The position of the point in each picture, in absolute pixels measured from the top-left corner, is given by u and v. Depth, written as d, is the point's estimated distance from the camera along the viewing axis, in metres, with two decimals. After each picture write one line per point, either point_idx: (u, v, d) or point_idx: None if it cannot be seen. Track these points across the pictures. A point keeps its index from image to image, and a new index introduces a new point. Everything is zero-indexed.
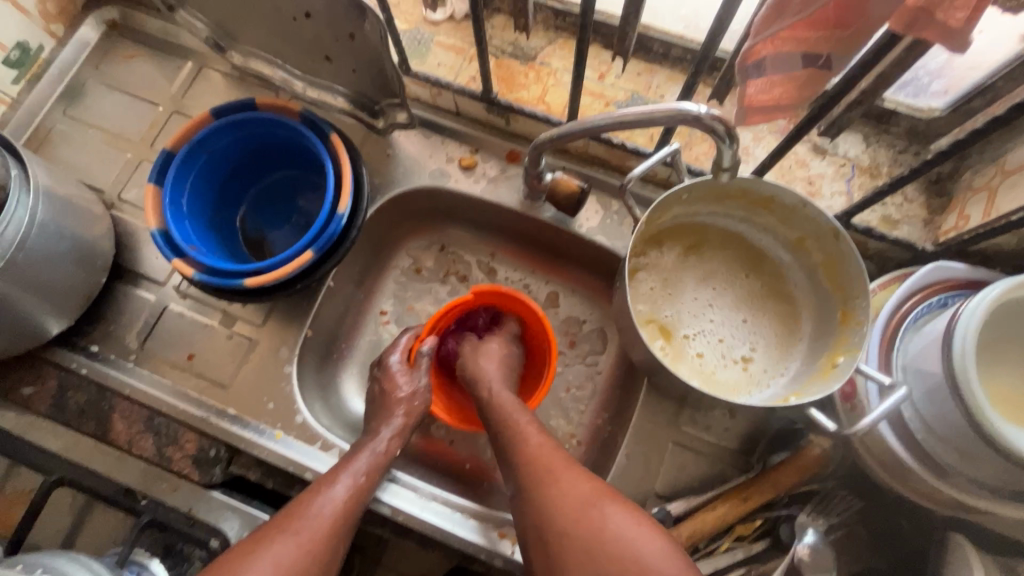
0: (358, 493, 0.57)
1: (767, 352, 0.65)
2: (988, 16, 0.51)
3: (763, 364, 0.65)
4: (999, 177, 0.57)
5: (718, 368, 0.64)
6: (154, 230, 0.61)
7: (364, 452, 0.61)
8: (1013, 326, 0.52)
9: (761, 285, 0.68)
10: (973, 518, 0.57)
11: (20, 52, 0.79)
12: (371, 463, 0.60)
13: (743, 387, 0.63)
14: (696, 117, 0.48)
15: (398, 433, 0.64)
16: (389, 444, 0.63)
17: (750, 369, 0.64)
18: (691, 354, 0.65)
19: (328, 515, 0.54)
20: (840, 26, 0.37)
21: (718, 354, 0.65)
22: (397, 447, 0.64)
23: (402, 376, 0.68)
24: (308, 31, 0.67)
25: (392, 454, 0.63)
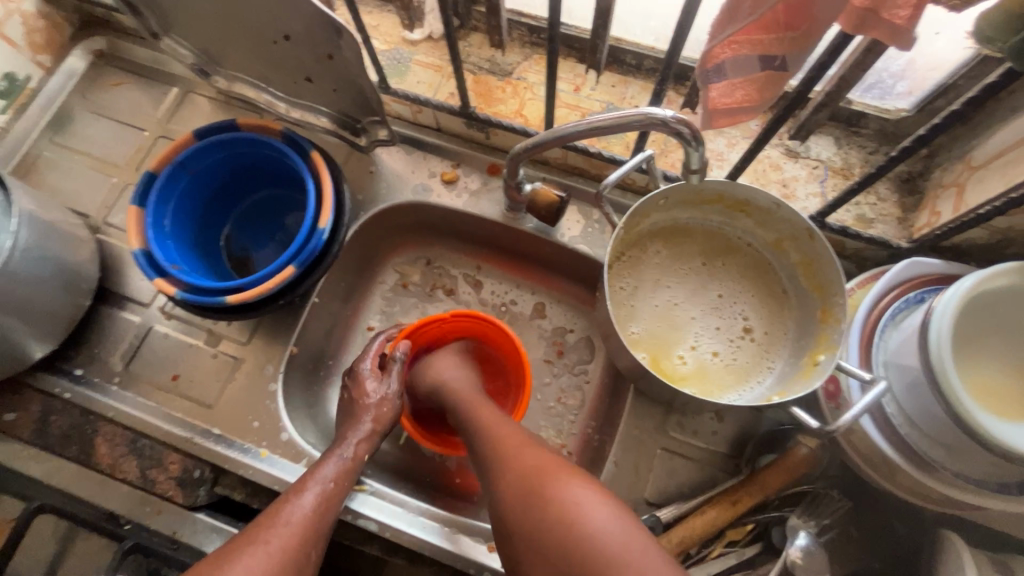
0: (327, 499, 0.57)
1: (764, 318, 0.67)
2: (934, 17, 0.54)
3: (765, 340, 0.65)
4: (967, 173, 0.58)
5: (738, 355, 0.65)
6: (137, 250, 0.62)
7: (331, 457, 0.61)
8: (991, 317, 0.52)
9: (736, 268, 0.69)
10: (964, 514, 0.57)
11: (7, 82, 0.80)
12: (339, 469, 0.60)
13: (755, 369, 0.64)
14: (663, 122, 0.49)
15: (369, 439, 0.64)
16: (358, 449, 0.63)
17: (761, 344, 0.65)
18: (706, 356, 0.65)
19: (297, 523, 0.54)
20: (790, 28, 0.38)
21: (729, 342, 0.66)
22: (366, 451, 0.64)
23: (371, 381, 0.67)
24: (288, 53, 0.69)
25: (361, 459, 0.63)
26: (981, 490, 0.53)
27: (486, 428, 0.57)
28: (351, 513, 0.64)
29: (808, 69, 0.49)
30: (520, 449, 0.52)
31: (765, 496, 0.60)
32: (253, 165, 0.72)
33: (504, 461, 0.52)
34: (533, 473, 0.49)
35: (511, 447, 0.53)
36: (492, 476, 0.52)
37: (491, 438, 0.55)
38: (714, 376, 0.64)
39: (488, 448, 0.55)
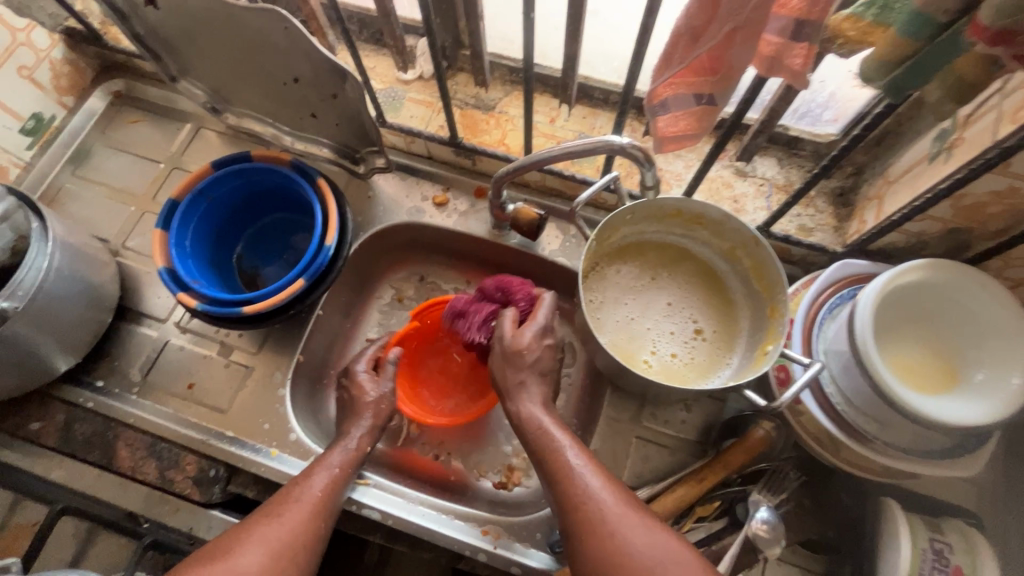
0: (334, 483, 0.64)
1: (711, 320, 0.75)
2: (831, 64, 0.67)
3: (714, 341, 0.74)
4: (885, 187, 0.68)
5: (694, 354, 0.73)
6: (161, 268, 0.69)
7: (337, 448, 0.67)
8: (907, 307, 0.62)
9: (683, 278, 0.77)
10: (902, 483, 0.65)
11: (34, 121, 0.88)
12: (344, 459, 0.66)
13: (708, 367, 0.72)
14: (621, 148, 0.59)
15: (369, 433, 0.70)
16: (360, 442, 0.69)
17: (712, 345, 0.73)
18: (665, 356, 0.72)
19: (309, 502, 0.60)
20: (712, 73, 0.48)
21: (684, 344, 0.74)
22: (368, 444, 0.70)
23: (368, 382, 0.74)
24: (296, 93, 0.78)
25: (363, 451, 0.68)
26: (911, 457, 0.61)
27: (578, 482, 0.54)
28: (356, 505, 0.69)
29: (740, 102, 0.59)
30: (625, 517, 0.51)
31: (728, 474, 0.67)
32: (253, 196, 0.80)
33: (607, 534, 0.51)
34: (642, 556, 0.49)
35: (616, 518, 0.51)
36: (594, 548, 0.51)
37: (589, 499, 0.53)
38: (676, 374, 0.71)
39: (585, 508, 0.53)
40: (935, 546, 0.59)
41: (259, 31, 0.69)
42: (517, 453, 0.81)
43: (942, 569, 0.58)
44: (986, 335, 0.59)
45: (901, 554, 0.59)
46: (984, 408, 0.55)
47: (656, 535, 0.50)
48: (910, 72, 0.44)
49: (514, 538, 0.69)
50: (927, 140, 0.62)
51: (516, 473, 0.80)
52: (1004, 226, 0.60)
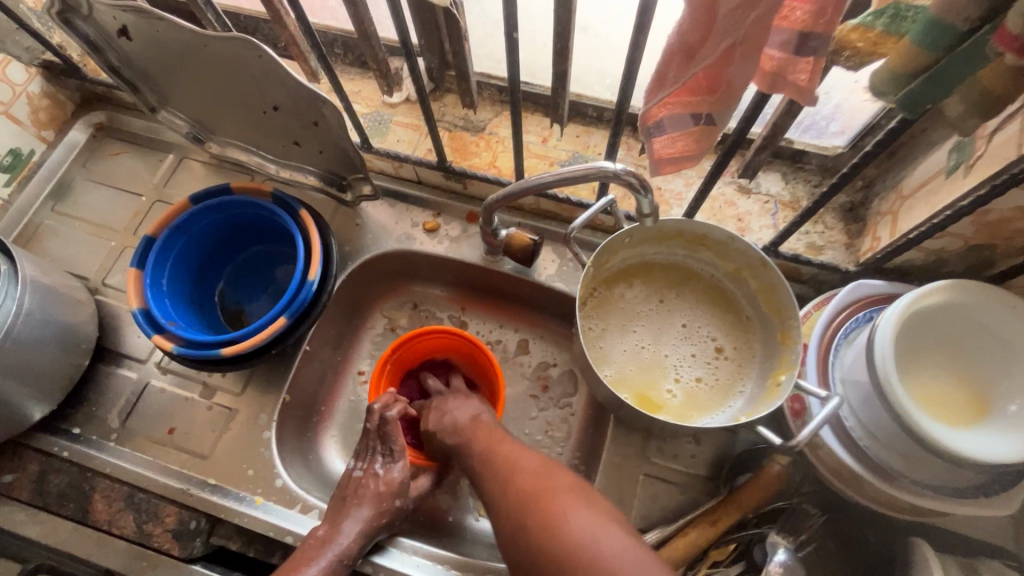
0: None
1: (730, 335, 0.71)
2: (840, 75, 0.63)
3: (739, 360, 0.69)
4: (898, 202, 0.64)
5: (719, 377, 0.69)
6: (136, 309, 0.66)
7: (318, 545, 0.61)
8: (930, 331, 0.57)
9: (692, 299, 0.73)
10: (934, 521, 0.60)
11: (12, 157, 0.86)
12: (328, 567, 0.59)
13: (733, 387, 0.68)
14: (615, 173, 0.55)
15: (363, 532, 0.63)
16: (349, 549, 0.61)
17: (740, 364, 0.69)
18: (689, 381, 0.69)
19: None
20: (710, 92, 0.44)
21: (707, 366, 0.69)
22: (359, 548, 0.62)
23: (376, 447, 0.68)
24: (277, 121, 0.75)
25: (345, 561, 0.61)
26: (941, 495, 0.56)
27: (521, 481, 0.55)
28: (373, 566, 0.66)
29: (740, 118, 0.55)
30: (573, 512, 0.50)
31: (742, 514, 0.62)
32: (236, 228, 0.77)
33: (540, 512, 0.51)
34: (573, 527, 0.49)
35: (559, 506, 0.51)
36: (531, 531, 0.51)
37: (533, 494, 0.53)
38: (704, 403, 0.67)
39: (537, 512, 0.51)
40: None
41: (235, 59, 0.66)
42: None
43: None
44: (1014, 360, 0.54)
45: None
46: (1021, 444, 0.50)
47: (605, 528, 0.49)
48: (928, 85, 0.40)
49: None
50: (942, 152, 0.57)
51: None
52: None
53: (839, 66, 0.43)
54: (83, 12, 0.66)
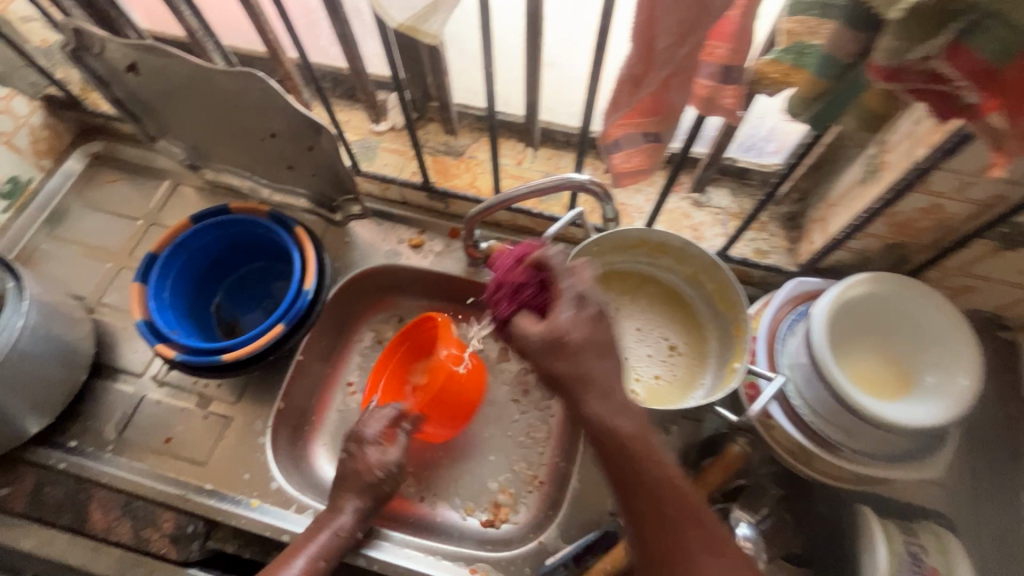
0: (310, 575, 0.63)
1: (681, 335, 0.78)
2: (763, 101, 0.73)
3: (689, 356, 0.77)
4: (827, 209, 0.74)
5: (675, 371, 0.76)
6: (139, 320, 0.70)
7: (323, 532, 0.66)
8: (856, 319, 0.66)
9: (646, 300, 0.81)
10: (875, 489, 0.68)
11: (12, 185, 0.90)
12: (331, 545, 0.66)
13: (687, 381, 0.75)
14: (581, 184, 0.64)
15: (361, 512, 0.69)
16: (351, 527, 0.68)
17: (690, 358, 0.76)
18: (648, 379, 0.75)
19: None
20: (655, 114, 0.52)
21: (662, 363, 0.77)
22: (359, 526, 0.69)
23: (374, 449, 0.72)
24: (272, 147, 0.82)
25: (352, 537, 0.68)
26: (879, 462, 0.64)
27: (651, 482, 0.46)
28: (367, 560, 0.70)
29: (686, 138, 0.64)
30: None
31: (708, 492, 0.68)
32: (231, 246, 0.82)
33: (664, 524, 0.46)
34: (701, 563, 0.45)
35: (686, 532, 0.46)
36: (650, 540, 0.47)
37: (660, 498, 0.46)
38: (662, 394, 0.74)
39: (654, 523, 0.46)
40: (911, 549, 0.61)
41: (238, 91, 0.73)
42: (502, 489, 0.81)
43: (919, 571, 0.60)
44: (928, 340, 0.63)
45: (880, 560, 0.61)
46: (936, 409, 0.58)
47: None
48: (828, 106, 0.49)
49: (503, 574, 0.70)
50: (857, 166, 0.68)
51: (503, 510, 0.80)
52: (936, 239, 0.66)
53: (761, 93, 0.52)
54: (94, 51, 0.73)
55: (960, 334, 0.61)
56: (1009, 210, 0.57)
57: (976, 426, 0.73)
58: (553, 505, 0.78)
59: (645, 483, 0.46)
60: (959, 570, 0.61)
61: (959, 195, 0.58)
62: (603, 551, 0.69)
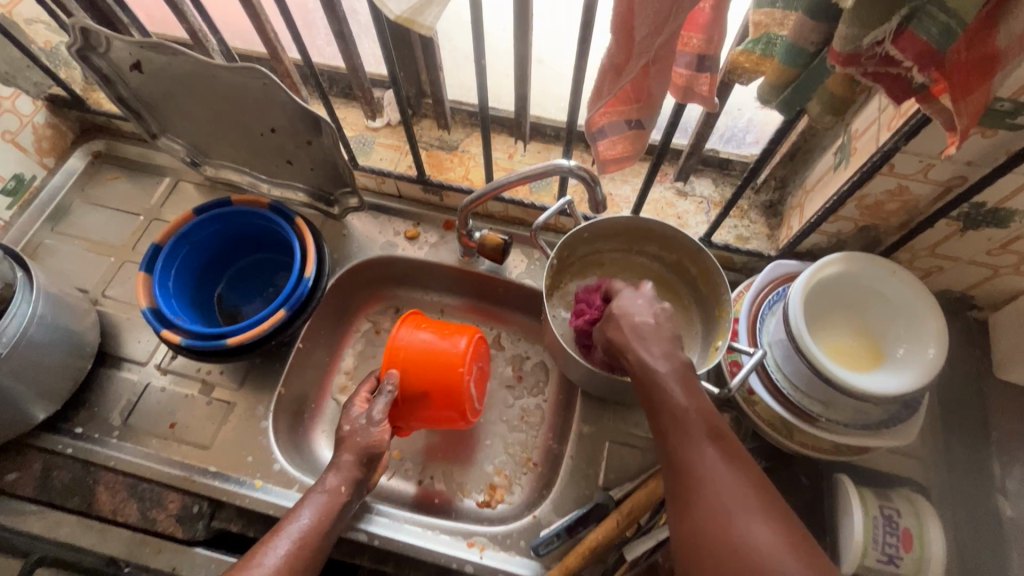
0: (301, 546, 0.59)
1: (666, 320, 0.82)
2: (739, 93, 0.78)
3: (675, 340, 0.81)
4: (804, 195, 0.78)
5: None
6: (145, 307, 0.72)
7: (302, 503, 0.63)
8: (831, 296, 0.70)
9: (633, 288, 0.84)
10: (853, 459, 0.71)
11: (16, 182, 0.92)
12: (318, 507, 0.63)
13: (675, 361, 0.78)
14: (569, 169, 0.68)
15: (346, 475, 0.66)
16: (333, 483, 0.65)
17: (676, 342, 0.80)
18: None
19: (270, 565, 0.56)
20: (636, 100, 0.55)
21: None
22: (344, 484, 0.66)
23: (357, 408, 0.71)
24: (272, 142, 0.84)
25: (340, 492, 0.65)
26: (856, 432, 0.67)
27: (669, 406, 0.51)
28: (369, 535, 0.73)
29: (668, 126, 0.68)
30: (751, 522, 0.44)
31: None
32: (234, 238, 0.85)
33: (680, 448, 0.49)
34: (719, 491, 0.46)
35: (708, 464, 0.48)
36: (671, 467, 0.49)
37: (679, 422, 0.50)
38: None
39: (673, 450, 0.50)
40: (885, 512, 0.65)
41: (241, 86, 0.76)
42: (498, 471, 0.84)
43: (892, 532, 0.64)
44: (898, 314, 0.67)
45: (855, 523, 0.64)
46: (906, 378, 0.62)
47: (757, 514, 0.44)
48: (796, 92, 0.53)
49: (499, 548, 0.73)
50: (830, 152, 0.71)
51: (499, 491, 0.83)
52: (904, 220, 0.70)
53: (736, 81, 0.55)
54: (100, 50, 0.75)
55: (926, 308, 0.64)
56: (969, 189, 0.61)
57: (948, 399, 0.77)
58: (546, 484, 0.81)
59: (668, 406, 0.51)
60: (929, 531, 0.64)
61: (923, 177, 0.62)
62: (595, 523, 0.72)
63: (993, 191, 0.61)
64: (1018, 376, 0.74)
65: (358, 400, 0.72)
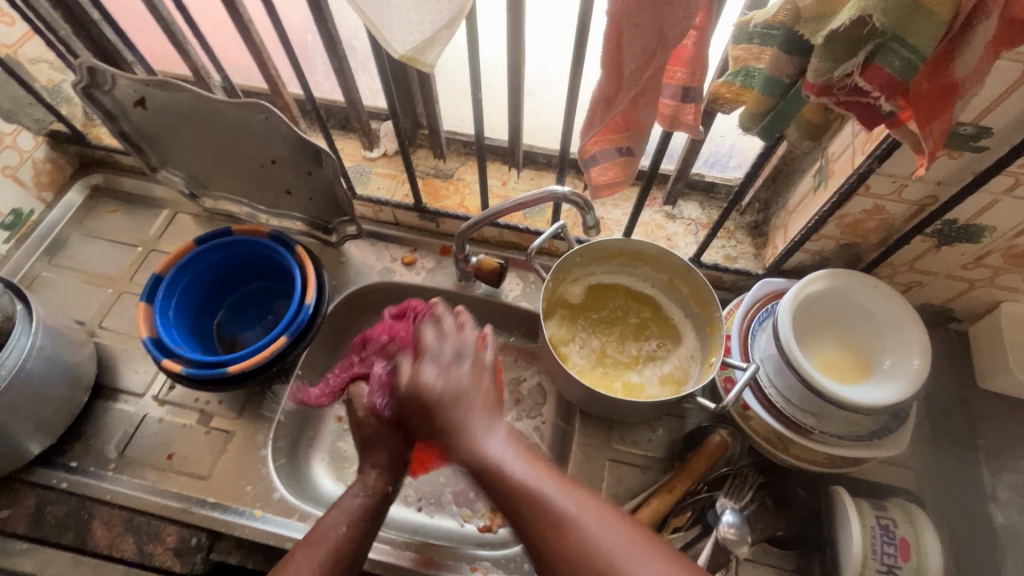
0: (353, 532, 0.62)
1: (662, 335, 0.84)
2: (722, 121, 0.82)
3: (672, 355, 0.82)
4: (787, 216, 0.81)
5: (662, 367, 0.81)
6: (146, 337, 0.73)
7: (336, 509, 0.64)
8: (818, 312, 0.72)
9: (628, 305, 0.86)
10: (848, 470, 0.72)
11: (14, 217, 0.93)
12: (365, 503, 0.65)
13: (676, 376, 0.79)
14: (564, 196, 0.71)
15: (388, 469, 0.68)
16: (377, 482, 0.67)
17: (675, 356, 0.82)
18: (638, 378, 0.80)
19: (333, 543, 0.60)
20: (626, 130, 0.58)
21: (649, 362, 0.81)
22: (388, 482, 0.67)
23: (365, 391, 0.73)
24: (272, 174, 0.87)
25: (385, 488, 0.67)
26: (849, 443, 0.68)
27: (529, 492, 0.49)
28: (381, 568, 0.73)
29: (656, 152, 0.72)
30: (632, 563, 0.44)
31: (694, 481, 0.73)
32: (234, 266, 0.86)
33: (546, 522, 0.47)
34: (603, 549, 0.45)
35: (579, 522, 0.47)
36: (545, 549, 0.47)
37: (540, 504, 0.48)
38: (656, 390, 0.79)
39: (546, 535, 0.47)
40: (882, 522, 0.66)
41: (243, 120, 0.78)
42: None
43: (890, 541, 0.65)
44: (881, 328, 0.69)
45: (853, 533, 0.65)
46: (893, 389, 0.64)
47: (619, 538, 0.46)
48: (775, 121, 0.57)
49: (503, 572, 0.72)
50: (810, 175, 0.75)
51: (500, 515, 0.83)
52: (883, 237, 0.73)
53: (719, 109, 0.59)
54: (105, 87, 0.78)
55: (907, 321, 0.67)
56: (940, 208, 0.65)
57: (935, 410, 0.79)
58: None
59: (513, 491, 0.50)
60: (927, 539, 0.66)
61: (897, 197, 0.66)
62: None
63: (964, 209, 0.65)
64: (1001, 384, 0.77)
65: (364, 385, 0.74)
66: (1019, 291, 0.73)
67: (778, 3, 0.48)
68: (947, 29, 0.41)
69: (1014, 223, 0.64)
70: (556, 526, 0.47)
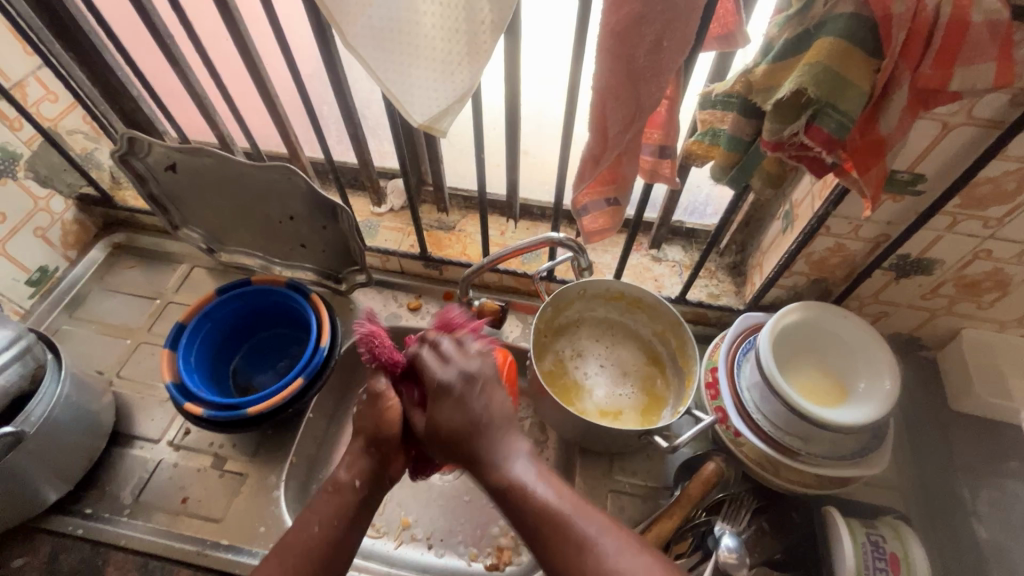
0: (340, 520, 0.58)
1: (651, 378, 0.89)
2: (696, 173, 0.92)
3: (656, 396, 0.87)
4: (761, 255, 0.89)
5: (643, 407, 0.86)
6: (169, 382, 0.77)
7: (312, 507, 0.59)
8: (795, 341, 0.79)
9: (625, 344, 0.91)
10: (838, 491, 0.77)
11: (40, 274, 0.99)
12: (334, 504, 0.59)
13: (654, 414, 0.85)
14: (561, 240, 0.78)
15: (352, 465, 0.62)
16: (343, 479, 0.61)
17: (657, 399, 0.87)
18: (619, 410, 0.85)
19: (314, 536, 0.57)
20: (611, 183, 0.67)
21: (631, 398, 0.87)
22: (355, 475, 0.61)
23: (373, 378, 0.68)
24: (290, 229, 0.94)
25: (351, 486, 0.60)
26: (835, 462, 0.73)
27: (531, 496, 0.53)
28: None
29: (640, 200, 0.80)
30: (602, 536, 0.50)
31: (691, 508, 0.75)
32: (252, 315, 0.91)
33: (549, 528, 0.51)
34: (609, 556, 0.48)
35: (577, 519, 0.51)
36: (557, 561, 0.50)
37: (546, 510, 0.52)
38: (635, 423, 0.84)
39: (551, 545, 0.50)
40: (872, 538, 0.70)
41: (264, 179, 0.86)
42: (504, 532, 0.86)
43: (881, 556, 0.69)
44: (852, 353, 0.76)
45: (846, 550, 0.69)
46: (869, 408, 0.70)
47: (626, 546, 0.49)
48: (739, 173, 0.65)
49: None
50: (778, 218, 0.84)
51: (506, 552, 0.84)
52: (847, 272, 0.81)
53: (693, 163, 0.68)
54: (140, 154, 0.86)
55: (875, 346, 0.74)
56: (893, 244, 0.73)
57: (912, 433, 0.85)
58: None
59: (526, 509, 0.52)
60: (914, 553, 0.69)
61: (854, 236, 0.75)
62: None
63: (914, 244, 0.73)
64: (970, 405, 0.82)
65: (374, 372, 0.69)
66: (972, 317, 0.81)
67: (734, 78, 0.57)
68: (870, 95, 0.50)
69: (958, 256, 0.73)
70: (573, 538, 0.50)
